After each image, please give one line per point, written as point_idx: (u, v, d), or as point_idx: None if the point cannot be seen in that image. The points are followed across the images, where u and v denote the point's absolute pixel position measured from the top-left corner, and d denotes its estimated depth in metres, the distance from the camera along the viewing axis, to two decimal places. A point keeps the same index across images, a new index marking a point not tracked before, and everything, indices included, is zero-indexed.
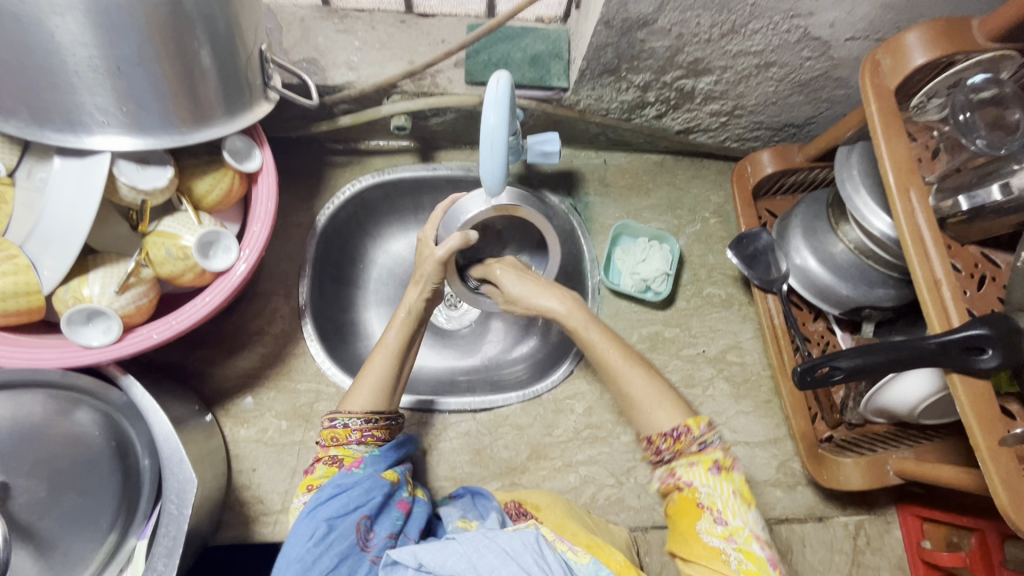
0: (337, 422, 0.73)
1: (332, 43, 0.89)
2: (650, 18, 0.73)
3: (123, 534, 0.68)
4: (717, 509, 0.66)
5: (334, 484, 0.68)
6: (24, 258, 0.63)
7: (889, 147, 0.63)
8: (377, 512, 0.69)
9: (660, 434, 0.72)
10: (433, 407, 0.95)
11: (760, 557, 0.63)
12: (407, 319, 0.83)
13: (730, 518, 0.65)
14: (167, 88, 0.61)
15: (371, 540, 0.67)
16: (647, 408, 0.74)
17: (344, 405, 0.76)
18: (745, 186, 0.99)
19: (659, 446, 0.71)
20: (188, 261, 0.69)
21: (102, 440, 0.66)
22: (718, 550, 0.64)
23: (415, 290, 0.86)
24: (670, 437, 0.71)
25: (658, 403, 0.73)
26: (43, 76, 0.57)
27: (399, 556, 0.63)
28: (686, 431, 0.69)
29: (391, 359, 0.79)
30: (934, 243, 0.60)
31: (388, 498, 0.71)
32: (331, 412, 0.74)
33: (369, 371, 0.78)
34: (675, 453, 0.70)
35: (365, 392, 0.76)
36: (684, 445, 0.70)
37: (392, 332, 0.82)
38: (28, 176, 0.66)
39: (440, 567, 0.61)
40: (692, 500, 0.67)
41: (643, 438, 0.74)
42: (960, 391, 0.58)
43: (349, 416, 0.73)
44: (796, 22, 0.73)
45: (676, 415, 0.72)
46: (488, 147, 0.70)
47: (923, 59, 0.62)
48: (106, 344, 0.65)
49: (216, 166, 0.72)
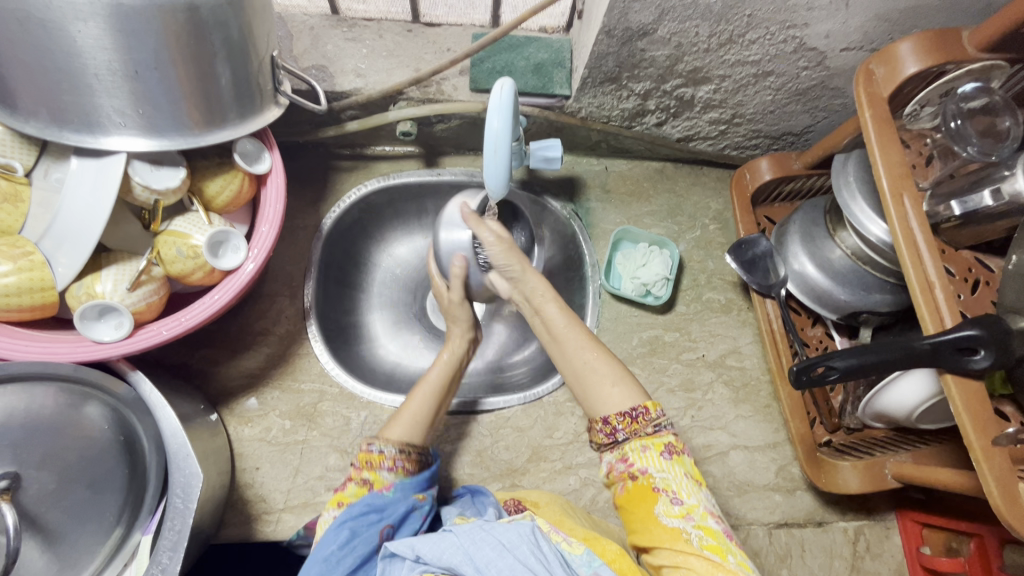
0: (374, 446, 0.74)
1: (340, 51, 0.91)
2: (650, 28, 0.75)
3: (129, 529, 0.68)
4: (672, 491, 0.67)
5: (364, 502, 0.69)
6: (39, 255, 0.64)
7: (883, 154, 0.65)
8: (401, 521, 0.70)
9: (617, 415, 0.72)
10: (478, 407, 0.96)
11: (717, 531, 0.65)
12: (449, 360, 0.89)
13: (685, 498, 0.67)
14: (181, 91, 0.63)
15: None
16: (605, 386, 0.75)
17: (384, 434, 0.78)
18: (744, 193, 1.00)
19: (614, 427, 0.72)
20: (198, 260, 0.71)
21: (111, 435, 0.67)
22: (678, 530, 0.65)
23: (457, 335, 0.93)
24: (627, 417, 0.71)
25: (616, 378, 0.75)
26: (63, 78, 0.59)
27: (396, 547, 0.63)
28: (643, 412, 0.71)
29: (431, 394, 0.83)
30: (928, 247, 0.62)
31: (418, 508, 0.73)
32: (370, 438, 0.76)
33: (409, 406, 0.81)
34: (630, 434, 0.71)
35: (403, 423, 0.79)
36: (640, 426, 0.71)
37: (434, 370, 0.87)
38: (45, 176, 0.68)
39: (438, 559, 0.61)
40: (648, 486, 0.68)
41: (601, 419, 0.73)
42: (956, 392, 0.58)
43: (386, 443, 0.74)
44: (792, 33, 0.75)
45: (634, 397, 0.73)
46: (491, 150, 0.72)
47: (915, 68, 0.63)
48: (118, 339, 0.68)
49: (227, 168, 0.74)
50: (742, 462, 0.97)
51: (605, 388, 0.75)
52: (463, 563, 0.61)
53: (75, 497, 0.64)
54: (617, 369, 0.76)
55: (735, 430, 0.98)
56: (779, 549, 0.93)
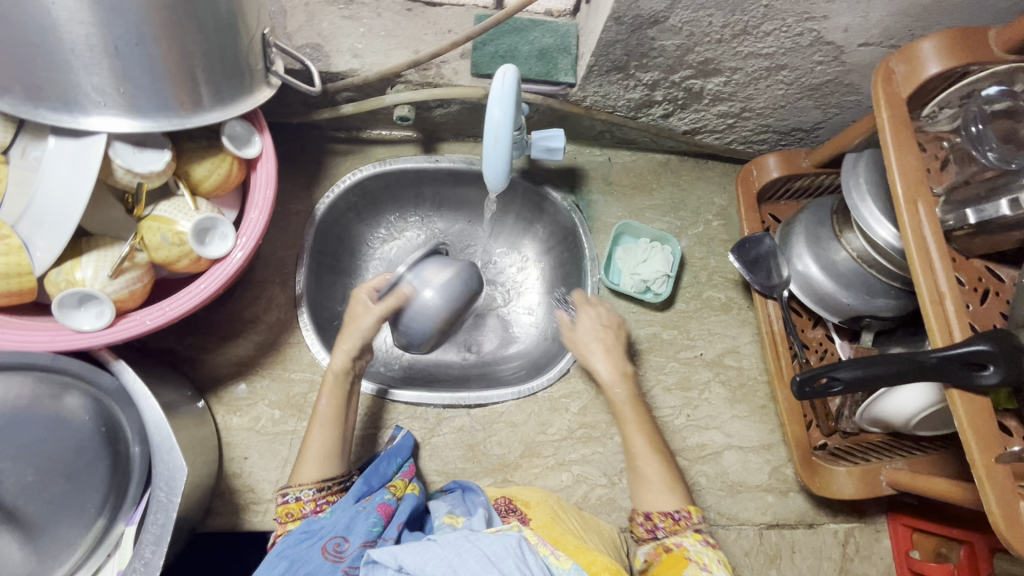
0: (289, 496, 0.74)
1: (337, 29, 0.87)
2: (661, 16, 0.71)
3: (112, 519, 0.66)
4: (704, 562, 0.73)
5: (302, 529, 0.71)
6: (16, 238, 0.61)
7: (899, 157, 0.62)
8: (350, 528, 0.71)
9: (660, 513, 0.79)
10: (427, 400, 0.94)
11: None
12: (336, 383, 0.82)
13: (714, 569, 0.72)
14: (165, 69, 0.60)
15: (345, 550, 0.68)
16: (654, 489, 0.81)
17: (295, 478, 0.77)
18: (750, 191, 0.97)
19: (656, 524, 0.79)
20: (183, 248, 0.68)
21: (92, 425, 0.65)
22: None
23: (347, 344, 0.83)
24: (669, 517, 0.78)
25: (664, 486, 0.81)
26: (38, 53, 0.55)
27: (380, 556, 0.62)
28: (687, 515, 0.78)
29: (328, 427, 0.80)
30: (940, 255, 0.59)
31: (363, 506, 0.73)
32: (283, 487, 0.76)
33: (311, 442, 0.79)
34: (670, 532, 0.78)
35: (310, 464, 0.77)
36: (682, 526, 0.78)
37: (324, 400, 0.81)
38: (23, 155, 0.65)
39: (421, 570, 0.61)
40: (680, 556, 0.75)
41: (641, 514, 0.80)
42: (960, 406, 0.57)
43: (299, 489, 0.75)
44: (809, 25, 0.72)
45: (676, 500, 0.80)
46: (491, 140, 0.69)
47: (938, 68, 0.61)
48: (99, 328, 0.64)
49: (215, 152, 0.71)
50: (735, 462, 0.96)
51: (656, 494, 0.81)
52: None
53: (54, 490, 0.64)
54: (670, 478, 0.81)
55: (730, 430, 0.97)
56: (769, 549, 0.93)
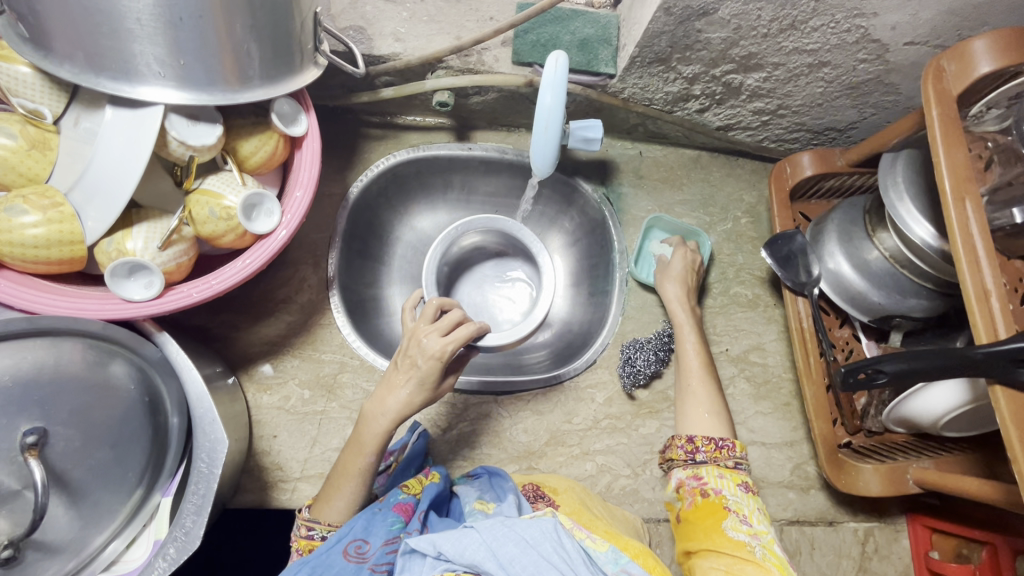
0: (315, 533, 0.72)
1: (380, 13, 0.88)
2: (711, 8, 0.71)
3: (148, 491, 0.69)
4: (743, 514, 0.74)
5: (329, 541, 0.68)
6: (69, 207, 0.62)
7: (947, 155, 0.63)
8: (369, 527, 0.68)
9: (704, 438, 0.81)
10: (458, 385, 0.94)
11: (781, 555, 0.70)
12: (381, 432, 0.73)
13: (754, 522, 0.73)
14: (223, 43, 0.61)
15: (367, 551, 0.66)
16: (701, 411, 0.84)
17: (318, 513, 0.73)
18: (782, 188, 0.97)
19: (697, 447, 0.80)
20: (231, 222, 0.68)
21: (137, 395, 0.65)
22: (743, 542, 0.71)
23: (404, 385, 0.73)
24: (714, 444, 0.80)
25: (711, 408, 0.85)
26: (103, 20, 0.56)
27: (417, 544, 0.63)
28: (731, 445, 0.80)
29: (364, 480, 0.73)
30: (986, 253, 0.60)
31: (380, 507, 0.70)
32: (308, 518, 0.73)
33: (341, 487, 0.73)
34: (710, 459, 0.79)
35: (338, 507, 0.73)
36: (723, 457, 0.79)
37: (370, 454, 0.73)
38: (74, 125, 0.65)
39: (460, 556, 0.62)
40: (717, 503, 0.75)
41: (681, 438, 0.82)
42: (1004, 404, 0.57)
43: (327, 529, 0.73)
44: (857, 22, 0.72)
45: (719, 428, 0.83)
46: (543, 126, 0.72)
47: (989, 68, 0.61)
48: (147, 298, 0.66)
49: (262, 128, 0.71)
50: (758, 458, 0.97)
51: (702, 414, 0.84)
52: (485, 559, 0.61)
53: (99, 457, 0.62)
54: (716, 402, 0.85)
55: (753, 426, 0.98)
56: (789, 545, 0.94)
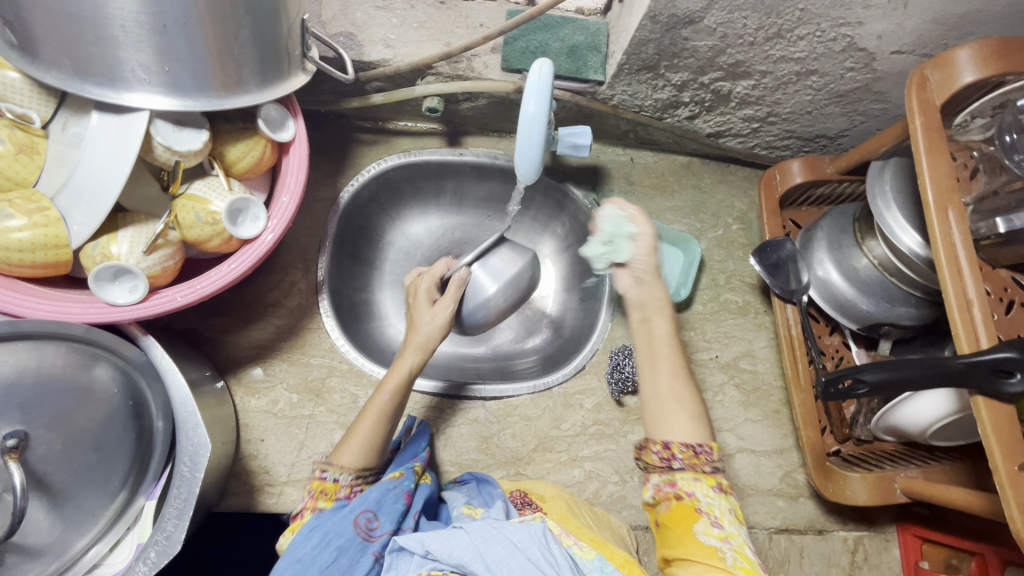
0: (328, 475, 0.70)
1: (370, 19, 0.88)
2: (697, 16, 0.72)
3: (133, 493, 0.69)
4: (714, 516, 0.68)
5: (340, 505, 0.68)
6: (55, 211, 0.62)
7: (930, 164, 0.62)
8: (381, 503, 0.68)
9: (680, 442, 0.72)
10: (466, 393, 0.95)
11: (752, 560, 0.65)
12: (404, 376, 0.78)
13: (726, 524, 0.68)
14: (208, 50, 0.61)
15: (374, 530, 0.66)
16: (680, 415, 0.74)
17: (335, 457, 0.72)
18: (772, 195, 0.98)
19: (673, 454, 0.71)
20: (216, 227, 0.69)
21: (120, 398, 0.66)
22: (713, 548, 0.65)
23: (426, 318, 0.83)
24: (690, 449, 0.71)
25: (690, 413, 0.74)
26: (88, 27, 0.56)
27: (406, 541, 0.63)
28: (708, 449, 0.71)
29: (381, 420, 0.75)
30: (969, 263, 0.60)
31: (394, 485, 0.70)
32: (322, 463, 0.71)
33: (360, 428, 0.74)
34: (684, 464, 0.71)
35: (354, 450, 0.72)
36: (699, 461, 0.71)
37: (387, 392, 0.76)
38: (62, 130, 0.66)
39: (448, 556, 0.62)
40: (690, 507, 0.69)
41: (653, 443, 0.73)
42: (985, 413, 0.57)
43: (340, 471, 0.71)
44: (843, 31, 0.72)
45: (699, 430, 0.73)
46: (526, 134, 0.72)
47: (972, 77, 0.62)
48: (132, 302, 0.66)
49: (250, 134, 0.72)
50: (748, 466, 0.96)
51: (682, 419, 0.73)
52: (473, 560, 0.61)
53: (82, 460, 0.63)
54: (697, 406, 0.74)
55: (743, 433, 0.97)
56: (778, 554, 0.93)
